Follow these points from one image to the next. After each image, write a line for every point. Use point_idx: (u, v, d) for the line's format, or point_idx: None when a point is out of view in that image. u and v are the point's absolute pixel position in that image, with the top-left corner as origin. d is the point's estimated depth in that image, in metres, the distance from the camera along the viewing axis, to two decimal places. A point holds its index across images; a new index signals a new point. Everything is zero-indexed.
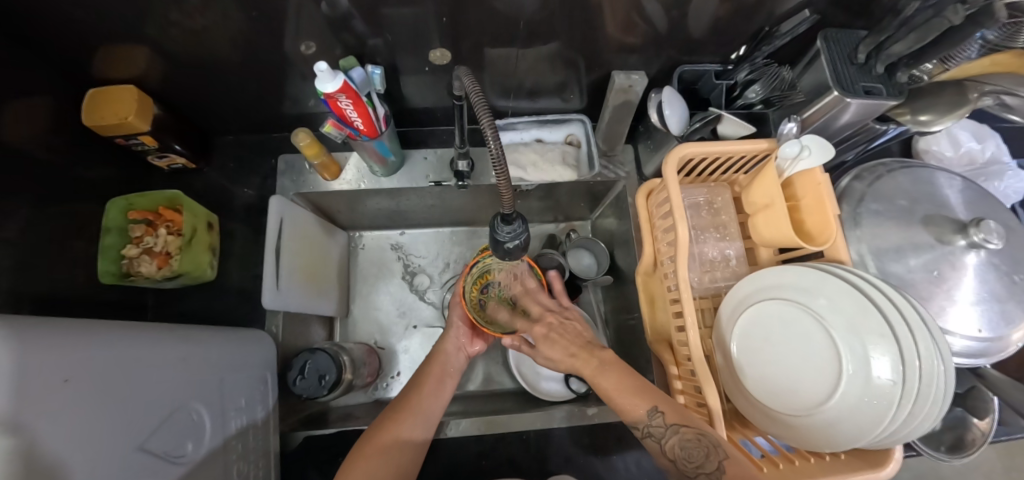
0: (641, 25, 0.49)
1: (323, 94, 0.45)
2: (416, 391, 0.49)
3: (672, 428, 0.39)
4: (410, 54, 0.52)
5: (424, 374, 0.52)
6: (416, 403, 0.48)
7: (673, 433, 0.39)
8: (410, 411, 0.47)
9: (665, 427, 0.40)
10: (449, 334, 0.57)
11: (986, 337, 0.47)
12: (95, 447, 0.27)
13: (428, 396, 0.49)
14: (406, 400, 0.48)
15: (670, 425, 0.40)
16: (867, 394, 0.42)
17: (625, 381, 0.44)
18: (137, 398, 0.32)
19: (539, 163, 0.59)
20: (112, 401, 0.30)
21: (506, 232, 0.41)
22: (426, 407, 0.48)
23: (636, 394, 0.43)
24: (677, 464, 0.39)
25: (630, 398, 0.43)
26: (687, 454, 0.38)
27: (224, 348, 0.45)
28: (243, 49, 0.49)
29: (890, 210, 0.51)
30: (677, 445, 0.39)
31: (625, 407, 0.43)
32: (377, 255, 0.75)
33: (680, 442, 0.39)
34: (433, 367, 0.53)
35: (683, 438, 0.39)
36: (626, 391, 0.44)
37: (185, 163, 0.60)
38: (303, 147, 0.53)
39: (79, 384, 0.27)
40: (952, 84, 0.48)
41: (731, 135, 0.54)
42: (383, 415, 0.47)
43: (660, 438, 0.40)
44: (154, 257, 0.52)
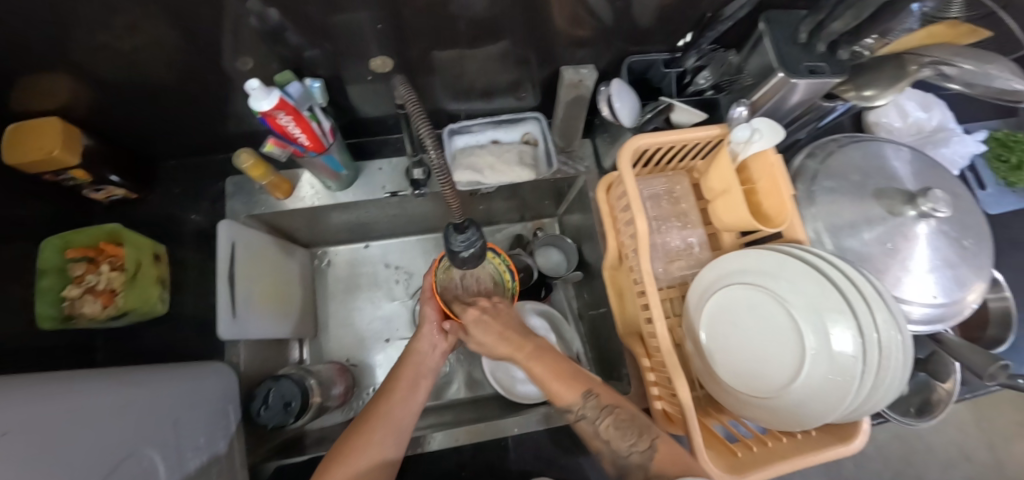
0: (586, 19, 0.48)
1: (260, 113, 0.42)
2: (387, 398, 0.46)
3: (607, 408, 0.42)
4: (353, 63, 0.50)
5: (396, 380, 0.48)
6: (392, 407, 0.45)
7: (608, 413, 0.42)
8: (377, 425, 0.43)
9: (601, 409, 0.42)
10: (422, 332, 0.53)
11: (941, 303, 0.48)
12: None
13: (398, 404, 0.46)
14: (376, 409, 0.45)
15: (605, 407, 0.42)
16: (831, 370, 0.42)
17: (557, 365, 0.46)
18: (84, 445, 0.30)
19: (496, 165, 0.58)
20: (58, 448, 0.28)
21: (460, 241, 0.40)
22: (399, 414, 0.45)
23: (568, 380, 0.44)
24: (611, 444, 0.41)
25: (564, 384, 0.44)
26: (620, 434, 0.41)
27: (173, 387, 0.43)
28: (174, 69, 0.47)
29: (844, 186, 0.52)
30: (611, 425, 0.41)
31: (557, 392, 0.44)
32: (343, 271, 0.74)
33: (614, 421, 0.41)
34: (406, 368, 0.50)
35: (618, 416, 0.41)
36: (557, 376, 0.45)
37: (124, 193, 0.56)
38: (247, 168, 0.51)
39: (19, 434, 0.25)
40: (892, 59, 0.47)
41: (684, 123, 0.54)
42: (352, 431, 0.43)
43: (595, 418, 0.42)
44: (98, 295, 0.50)
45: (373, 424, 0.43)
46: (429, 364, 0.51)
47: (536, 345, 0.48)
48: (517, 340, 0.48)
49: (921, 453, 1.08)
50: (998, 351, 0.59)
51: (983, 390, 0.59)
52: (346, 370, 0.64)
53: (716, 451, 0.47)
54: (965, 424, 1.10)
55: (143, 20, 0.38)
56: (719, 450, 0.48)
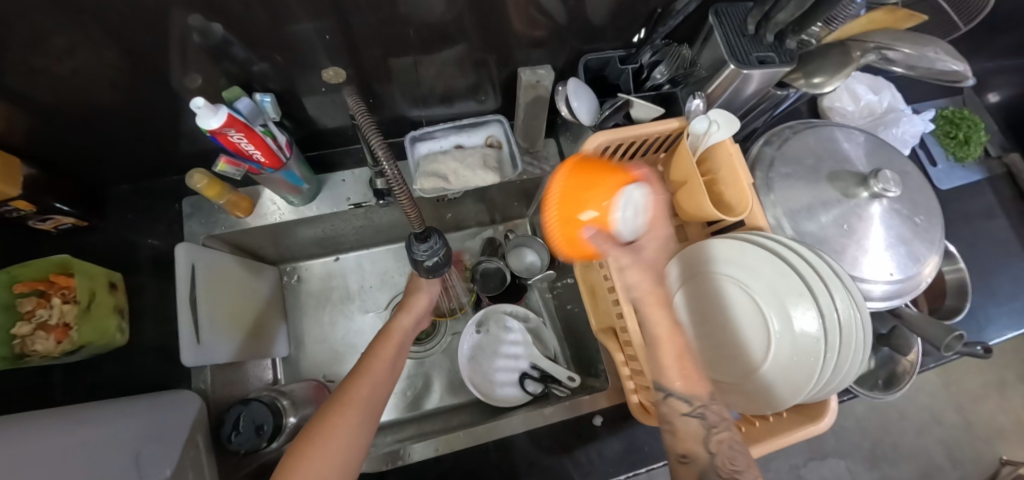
0: (539, 19, 0.48)
1: (209, 131, 0.41)
2: (364, 371, 0.46)
3: (722, 421, 0.38)
4: (305, 74, 0.49)
5: (377, 348, 0.50)
6: (371, 379, 0.46)
7: (723, 428, 0.38)
8: (353, 405, 0.42)
9: (719, 418, 0.38)
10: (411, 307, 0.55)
11: (899, 279, 0.50)
12: None
13: (368, 385, 0.45)
14: (354, 386, 0.44)
15: (723, 419, 0.38)
16: (795, 352, 0.43)
17: (688, 356, 0.39)
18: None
19: (460, 170, 0.57)
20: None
21: (423, 250, 0.39)
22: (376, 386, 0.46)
23: (695, 375, 0.39)
24: (716, 457, 0.36)
25: (692, 381, 0.38)
26: (735, 456, 0.36)
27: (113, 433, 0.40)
28: (117, 89, 0.45)
29: (800, 171, 0.53)
30: (724, 441, 0.37)
31: (670, 376, 0.39)
32: (314, 286, 0.72)
33: (729, 439, 0.37)
34: (385, 343, 0.51)
35: (733, 440, 0.37)
36: (683, 365, 0.39)
37: (74, 222, 0.54)
38: (202, 189, 0.50)
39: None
40: (837, 46, 0.49)
41: (644, 118, 0.54)
42: (325, 410, 0.42)
43: (707, 421, 0.38)
44: (51, 330, 0.47)
45: (345, 408, 0.42)
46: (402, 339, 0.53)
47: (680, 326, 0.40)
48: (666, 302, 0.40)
49: (896, 421, 1.12)
50: (956, 320, 0.62)
51: (946, 359, 0.61)
52: (322, 386, 0.63)
53: None
54: (935, 389, 1.15)
55: (72, 40, 0.36)
56: None
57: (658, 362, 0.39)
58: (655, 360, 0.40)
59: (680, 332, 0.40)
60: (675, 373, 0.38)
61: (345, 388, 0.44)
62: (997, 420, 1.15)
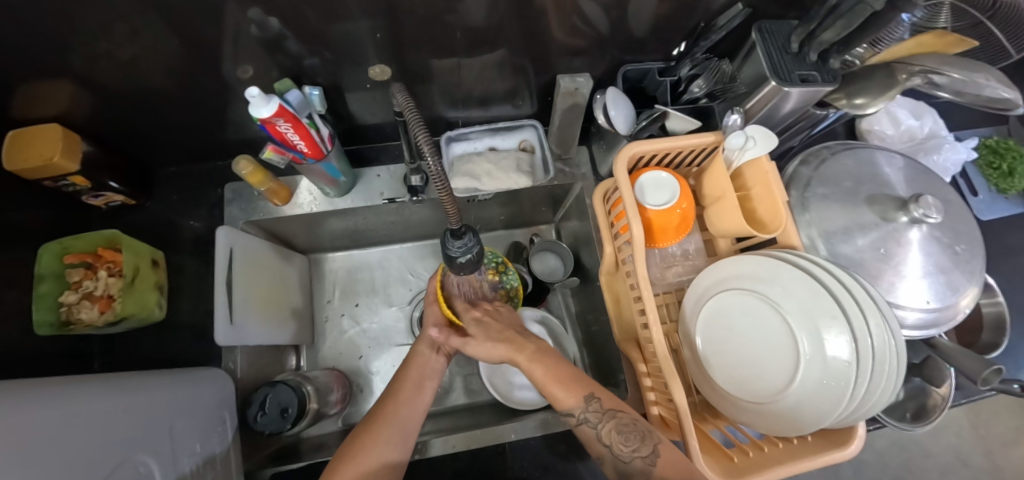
0: (581, 29, 0.49)
1: (259, 120, 0.43)
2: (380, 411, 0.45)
3: (609, 413, 0.42)
4: (353, 71, 0.51)
5: (401, 380, 0.48)
6: (393, 416, 0.45)
7: (610, 417, 0.42)
8: (385, 425, 0.44)
9: (602, 413, 0.42)
10: (423, 335, 0.52)
11: (935, 308, 0.49)
12: None
13: (405, 403, 0.46)
14: (376, 426, 0.43)
15: (607, 411, 0.42)
16: (825, 376, 0.42)
17: (561, 373, 0.45)
18: (77, 449, 0.31)
19: (494, 172, 0.58)
20: (50, 458, 0.28)
21: (457, 247, 0.41)
22: (405, 415, 0.45)
23: (569, 384, 0.44)
24: (612, 449, 0.41)
25: (567, 385, 0.44)
26: (623, 437, 0.41)
27: (165, 392, 0.43)
28: (176, 76, 0.47)
29: (837, 192, 0.53)
30: (613, 429, 0.41)
31: (559, 397, 0.44)
32: (340, 276, 0.73)
33: (616, 426, 0.41)
34: (410, 374, 0.49)
35: (620, 423, 0.41)
36: (560, 385, 0.44)
37: (124, 199, 0.57)
38: (246, 175, 0.51)
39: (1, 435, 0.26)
40: (882, 68, 0.48)
41: (680, 131, 0.54)
42: (363, 426, 0.44)
43: (596, 423, 0.42)
44: (96, 301, 0.49)
45: (378, 426, 0.43)
46: (432, 365, 0.51)
47: (539, 347, 0.47)
48: (518, 340, 0.48)
49: (917, 459, 1.07)
50: (992, 356, 0.60)
51: (978, 395, 0.59)
52: (341, 375, 0.64)
53: (713, 456, 0.47)
54: (962, 429, 1.10)
55: (143, 26, 0.38)
56: (715, 454, 0.48)
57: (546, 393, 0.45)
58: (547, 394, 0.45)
59: (547, 354, 0.47)
60: (556, 391, 0.44)
61: (366, 430, 0.43)
62: None
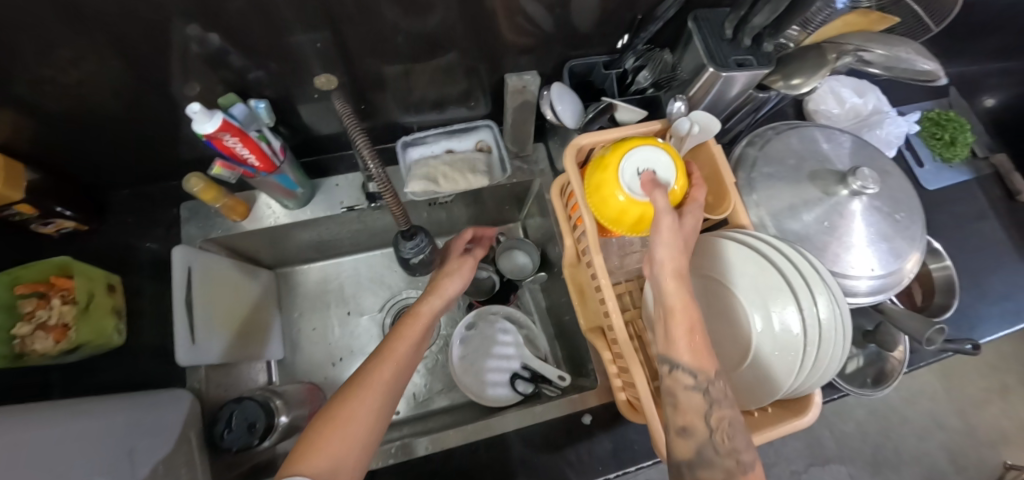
0: (525, 27, 0.50)
1: (204, 136, 0.43)
2: (357, 392, 0.38)
3: (726, 401, 0.38)
4: (300, 83, 0.51)
5: (398, 331, 0.44)
6: (381, 382, 0.40)
7: (723, 406, 0.38)
8: (373, 391, 0.39)
9: (722, 397, 0.38)
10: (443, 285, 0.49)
11: (881, 275, 0.50)
12: None
13: (395, 365, 0.42)
14: (363, 390, 0.38)
15: (726, 398, 0.38)
16: (777, 349, 0.43)
17: (701, 333, 0.39)
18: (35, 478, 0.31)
19: (450, 174, 0.58)
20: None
21: (409, 248, 0.42)
22: (391, 380, 0.41)
23: (704, 351, 0.38)
24: (713, 437, 0.37)
25: (702, 357, 0.38)
26: (729, 432, 0.37)
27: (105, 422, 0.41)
28: (119, 98, 0.47)
29: (781, 171, 0.54)
30: (726, 420, 0.38)
31: (681, 351, 0.38)
32: (308, 289, 0.73)
33: (729, 418, 0.38)
34: (412, 323, 0.45)
35: (733, 419, 0.38)
36: (695, 341, 0.38)
37: (75, 225, 0.56)
38: (199, 193, 0.51)
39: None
40: (813, 48, 0.50)
41: (629, 121, 0.55)
42: (348, 385, 0.39)
43: (713, 400, 0.38)
44: (50, 331, 0.48)
45: (360, 389, 0.39)
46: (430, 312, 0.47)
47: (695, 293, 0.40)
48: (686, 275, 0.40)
49: (895, 425, 1.10)
50: (944, 318, 0.62)
51: (934, 357, 0.61)
52: (314, 387, 0.64)
53: None
54: (935, 392, 1.14)
55: (75, 48, 0.38)
56: None
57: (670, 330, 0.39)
58: (665, 333, 0.40)
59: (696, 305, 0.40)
60: (682, 350, 0.38)
61: (346, 395, 0.38)
62: (997, 423, 1.13)
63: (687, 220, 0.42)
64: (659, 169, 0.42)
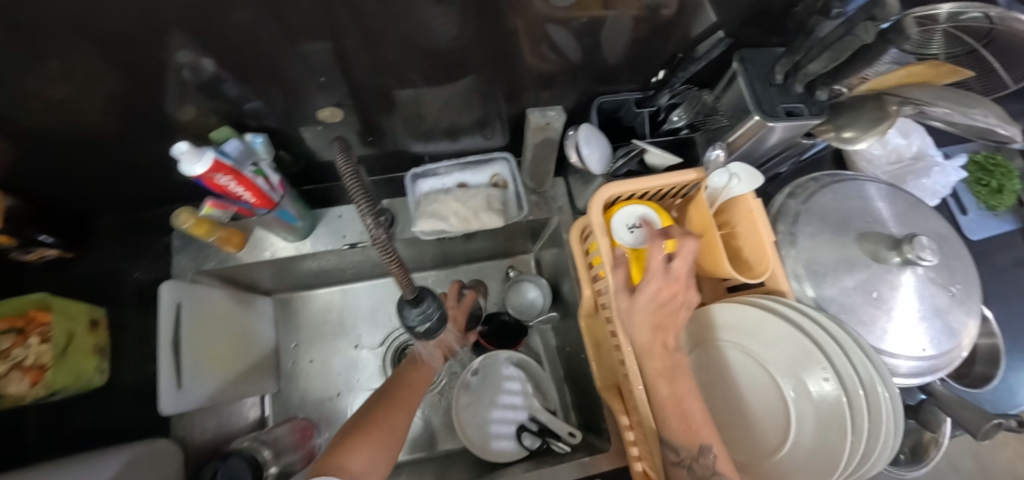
0: (549, 58, 0.45)
1: (194, 177, 0.39)
2: (384, 419, 0.43)
3: (717, 477, 0.35)
4: (302, 111, 0.47)
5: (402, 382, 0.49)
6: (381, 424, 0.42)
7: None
8: (374, 433, 0.41)
9: (712, 473, 0.35)
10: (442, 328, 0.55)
11: (932, 355, 0.46)
12: None
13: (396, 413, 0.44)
14: (366, 431, 0.40)
15: (718, 475, 0.35)
16: (819, 430, 0.39)
17: (687, 406, 0.38)
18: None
19: (462, 212, 0.54)
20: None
21: (416, 314, 0.38)
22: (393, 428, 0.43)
23: (690, 427, 0.37)
24: None
25: (686, 431, 0.37)
26: None
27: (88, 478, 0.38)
28: (102, 123, 0.43)
29: (826, 230, 0.50)
30: None
31: (670, 428, 0.38)
32: (305, 318, 0.69)
33: None
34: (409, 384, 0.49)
35: None
36: (678, 415, 0.38)
37: (59, 253, 0.51)
38: (188, 228, 0.46)
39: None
40: (872, 98, 0.45)
41: (659, 166, 0.51)
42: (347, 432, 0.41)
43: (696, 472, 0.36)
44: (26, 372, 0.44)
45: (371, 429, 0.41)
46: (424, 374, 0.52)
47: (678, 364, 0.40)
48: (665, 350, 0.41)
49: None
50: (988, 389, 0.58)
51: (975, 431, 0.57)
52: (309, 426, 0.60)
53: None
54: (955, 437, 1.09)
55: (51, 73, 0.34)
56: None
57: (660, 416, 0.39)
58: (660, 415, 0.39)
59: (684, 381, 0.39)
60: (673, 427, 0.38)
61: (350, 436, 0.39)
62: (1017, 468, 1.09)
63: (645, 294, 0.40)
64: (651, 217, 0.47)
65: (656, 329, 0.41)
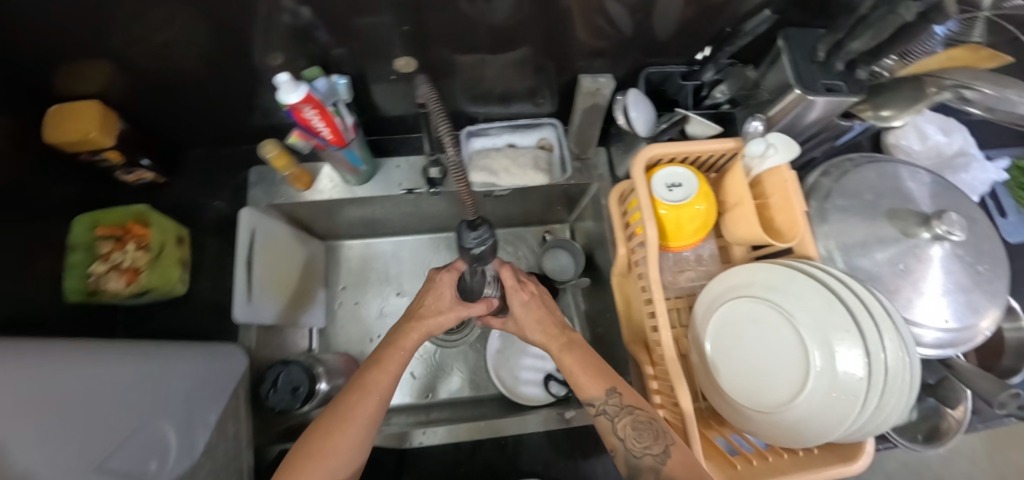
0: (605, 30, 0.49)
1: (287, 106, 0.44)
2: (350, 407, 0.42)
3: (626, 408, 0.43)
4: (377, 63, 0.52)
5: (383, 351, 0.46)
6: (357, 407, 0.42)
7: (628, 412, 0.43)
8: (349, 418, 0.41)
9: (620, 407, 0.43)
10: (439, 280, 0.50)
11: (955, 328, 0.48)
12: (37, 476, 0.25)
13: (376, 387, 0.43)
14: (342, 418, 0.41)
15: (625, 406, 0.43)
16: (834, 389, 0.41)
17: (588, 364, 0.46)
18: (89, 426, 0.31)
19: (512, 168, 0.58)
20: (66, 438, 0.29)
21: (472, 238, 0.42)
22: (372, 404, 0.42)
23: (591, 374, 0.46)
24: (625, 442, 0.42)
25: (592, 381, 0.45)
26: (636, 433, 0.41)
27: (181, 368, 0.43)
28: (203, 64, 0.49)
29: (856, 205, 0.52)
30: (629, 424, 0.42)
31: (583, 385, 0.46)
32: (353, 264, 0.75)
33: (631, 421, 0.42)
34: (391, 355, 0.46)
35: (636, 421, 0.42)
36: (585, 374, 0.46)
37: (154, 177, 0.59)
38: (272, 158, 0.53)
39: (15, 407, 0.26)
40: (909, 80, 0.48)
41: (700, 136, 0.54)
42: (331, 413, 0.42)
43: (614, 415, 0.43)
44: (123, 273, 0.51)
45: (349, 412, 0.41)
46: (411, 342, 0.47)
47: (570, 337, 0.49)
48: (553, 330, 0.50)
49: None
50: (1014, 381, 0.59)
51: (996, 421, 0.58)
52: (352, 359, 0.65)
53: (714, 461, 0.47)
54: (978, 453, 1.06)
55: (179, 12, 0.39)
56: (718, 461, 0.48)
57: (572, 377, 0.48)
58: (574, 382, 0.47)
59: (579, 347, 0.48)
60: (584, 382, 0.46)
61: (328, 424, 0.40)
62: None
63: (519, 310, 0.52)
64: (686, 179, 0.50)
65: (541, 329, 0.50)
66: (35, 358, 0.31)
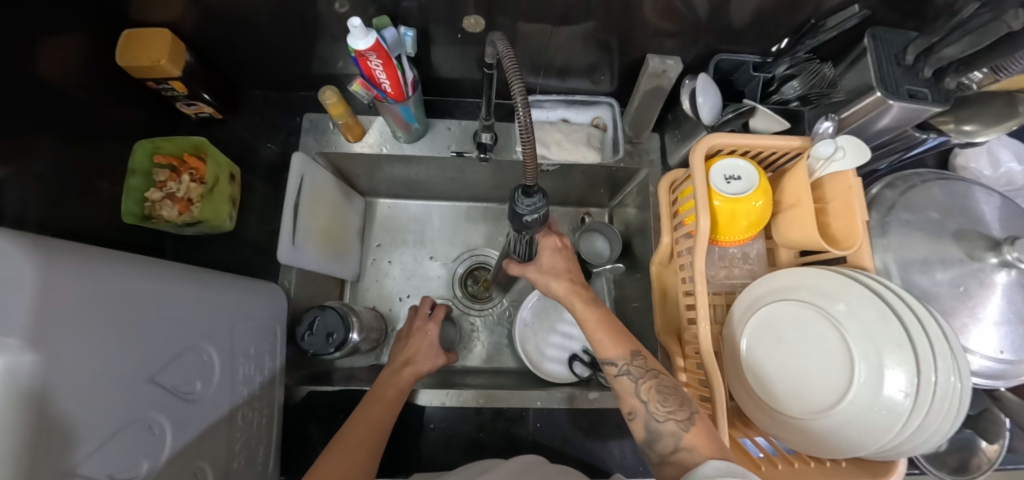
0: (685, 9, 0.47)
1: (354, 52, 0.43)
2: (350, 437, 0.42)
3: (650, 372, 0.42)
4: (444, 22, 0.51)
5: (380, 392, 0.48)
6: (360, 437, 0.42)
7: (651, 376, 0.42)
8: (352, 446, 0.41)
9: (644, 370, 0.42)
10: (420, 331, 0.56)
11: (1006, 359, 0.45)
12: (96, 374, 0.25)
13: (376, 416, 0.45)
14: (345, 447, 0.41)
15: (650, 370, 0.43)
16: (876, 402, 0.40)
17: (609, 322, 0.46)
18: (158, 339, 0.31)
19: (563, 142, 0.59)
20: (133, 346, 0.29)
21: (526, 205, 0.43)
22: (373, 433, 0.43)
23: (617, 335, 0.45)
24: (647, 405, 0.41)
25: (612, 342, 0.45)
26: (662, 397, 0.40)
27: (236, 296, 0.43)
28: (270, 6, 0.48)
29: (922, 221, 0.50)
30: (653, 388, 0.41)
31: (604, 345, 0.45)
32: (390, 223, 0.75)
33: (656, 385, 0.41)
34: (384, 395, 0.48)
35: (660, 385, 0.41)
36: (604, 334, 0.46)
37: (212, 112, 0.60)
38: (329, 105, 0.55)
39: (97, 312, 0.26)
40: (1002, 96, 0.46)
41: (763, 131, 0.53)
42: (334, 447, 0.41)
43: (637, 377, 0.42)
44: (176, 202, 0.52)
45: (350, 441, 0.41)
46: (406, 380, 0.50)
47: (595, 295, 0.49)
48: (579, 287, 0.50)
49: None
50: None
51: None
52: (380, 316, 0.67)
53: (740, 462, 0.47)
54: None
55: None
56: (743, 462, 0.47)
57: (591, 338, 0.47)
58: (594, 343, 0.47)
59: (601, 305, 0.48)
60: (602, 341, 0.45)
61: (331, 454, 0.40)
62: None
63: (547, 254, 0.52)
64: (742, 170, 0.49)
65: (567, 278, 0.50)
66: (120, 256, 0.31)
